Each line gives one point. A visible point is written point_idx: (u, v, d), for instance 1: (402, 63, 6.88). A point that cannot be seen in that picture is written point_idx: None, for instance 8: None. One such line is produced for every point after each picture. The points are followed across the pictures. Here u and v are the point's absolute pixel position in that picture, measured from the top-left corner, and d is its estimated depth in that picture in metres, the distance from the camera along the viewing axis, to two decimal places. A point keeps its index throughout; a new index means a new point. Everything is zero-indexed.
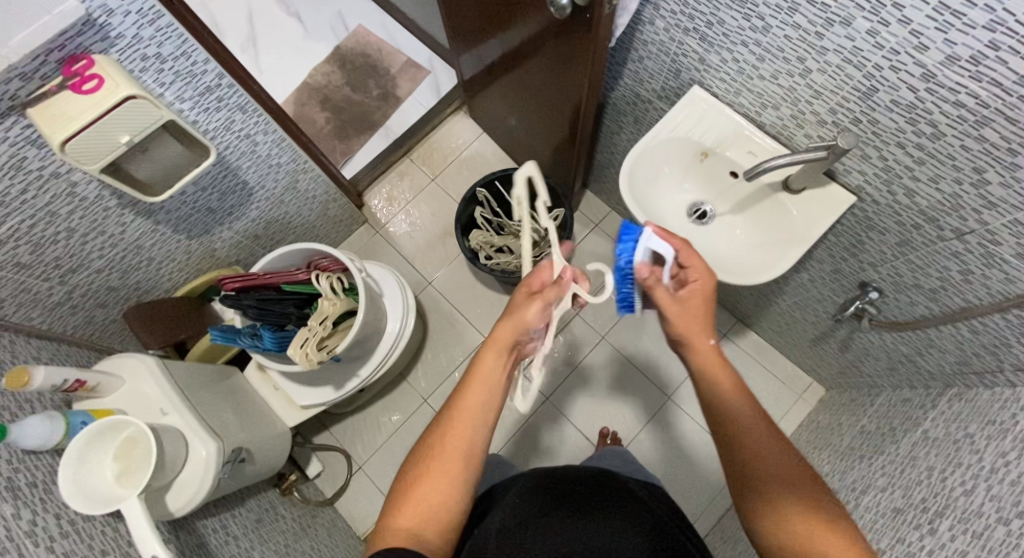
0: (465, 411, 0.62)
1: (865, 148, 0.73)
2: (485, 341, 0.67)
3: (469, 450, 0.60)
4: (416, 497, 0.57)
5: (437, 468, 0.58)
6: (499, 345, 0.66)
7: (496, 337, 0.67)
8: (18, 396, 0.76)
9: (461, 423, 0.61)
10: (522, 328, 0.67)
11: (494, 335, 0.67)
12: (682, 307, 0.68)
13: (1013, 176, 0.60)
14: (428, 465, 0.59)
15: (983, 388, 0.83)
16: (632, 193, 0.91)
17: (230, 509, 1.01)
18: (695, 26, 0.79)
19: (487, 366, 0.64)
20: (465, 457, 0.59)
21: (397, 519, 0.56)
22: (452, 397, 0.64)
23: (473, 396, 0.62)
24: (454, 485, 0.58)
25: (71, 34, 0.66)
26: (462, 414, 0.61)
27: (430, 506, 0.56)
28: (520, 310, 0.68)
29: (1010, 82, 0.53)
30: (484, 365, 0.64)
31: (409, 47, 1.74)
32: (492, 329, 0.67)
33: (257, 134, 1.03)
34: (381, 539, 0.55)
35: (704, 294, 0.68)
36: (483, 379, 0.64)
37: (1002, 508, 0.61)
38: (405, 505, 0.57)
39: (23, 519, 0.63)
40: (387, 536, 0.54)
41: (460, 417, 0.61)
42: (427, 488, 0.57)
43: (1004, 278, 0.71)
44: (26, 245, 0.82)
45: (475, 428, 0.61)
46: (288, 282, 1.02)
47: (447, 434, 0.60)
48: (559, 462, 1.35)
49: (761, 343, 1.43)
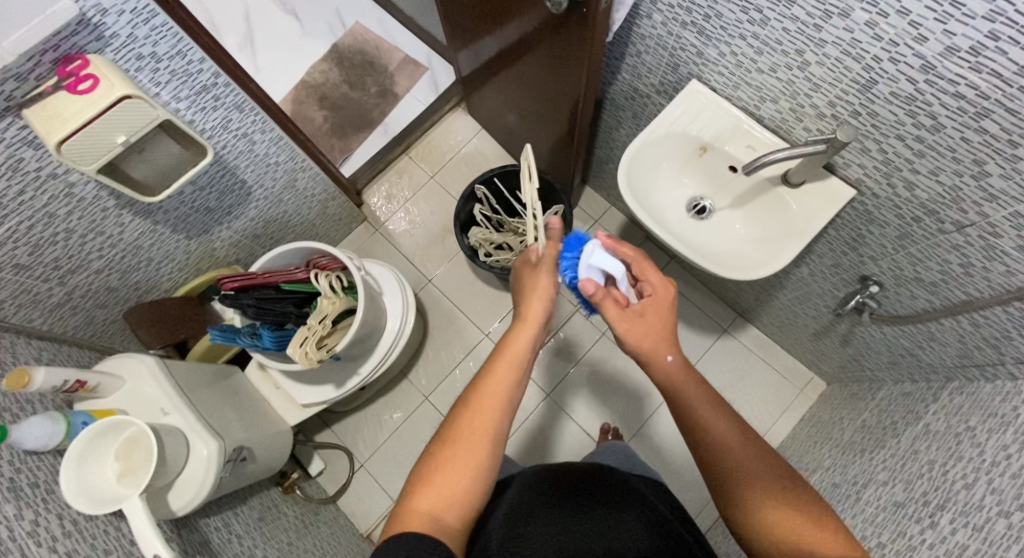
0: (494, 392, 0.60)
1: (865, 141, 0.73)
2: (514, 320, 0.66)
3: (496, 437, 0.59)
4: (443, 481, 0.55)
5: (465, 452, 0.57)
6: (530, 326, 0.65)
7: (526, 318, 0.66)
8: (18, 397, 0.76)
9: (489, 405, 0.59)
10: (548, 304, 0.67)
11: (524, 314, 0.66)
12: (639, 321, 0.65)
13: (1014, 167, 0.60)
14: (456, 448, 0.57)
15: (984, 381, 0.83)
16: (630, 188, 0.90)
17: (233, 508, 1.01)
18: (692, 19, 0.78)
19: (517, 344, 0.63)
20: (492, 442, 0.58)
21: (420, 502, 0.54)
22: (478, 374, 0.63)
23: (502, 377, 0.61)
24: (480, 471, 0.57)
25: (66, 34, 0.66)
26: (491, 396, 0.60)
27: (458, 491, 0.55)
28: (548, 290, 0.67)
29: (1010, 73, 0.53)
30: (514, 344, 0.63)
31: (407, 44, 1.73)
32: (522, 308, 0.67)
33: (254, 133, 1.03)
34: (402, 518, 0.53)
35: (660, 309, 0.66)
36: (513, 359, 0.62)
37: (1003, 501, 0.60)
38: (430, 489, 0.55)
39: (25, 519, 0.63)
40: (412, 519, 0.53)
41: (489, 398, 0.60)
42: (454, 472, 0.56)
43: (1005, 271, 0.71)
44: (25, 246, 0.82)
45: (504, 412, 0.60)
46: (288, 281, 1.02)
47: (475, 416, 0.59)
48: (560, 458, 1.35)
49: (762, 338, 1.42)
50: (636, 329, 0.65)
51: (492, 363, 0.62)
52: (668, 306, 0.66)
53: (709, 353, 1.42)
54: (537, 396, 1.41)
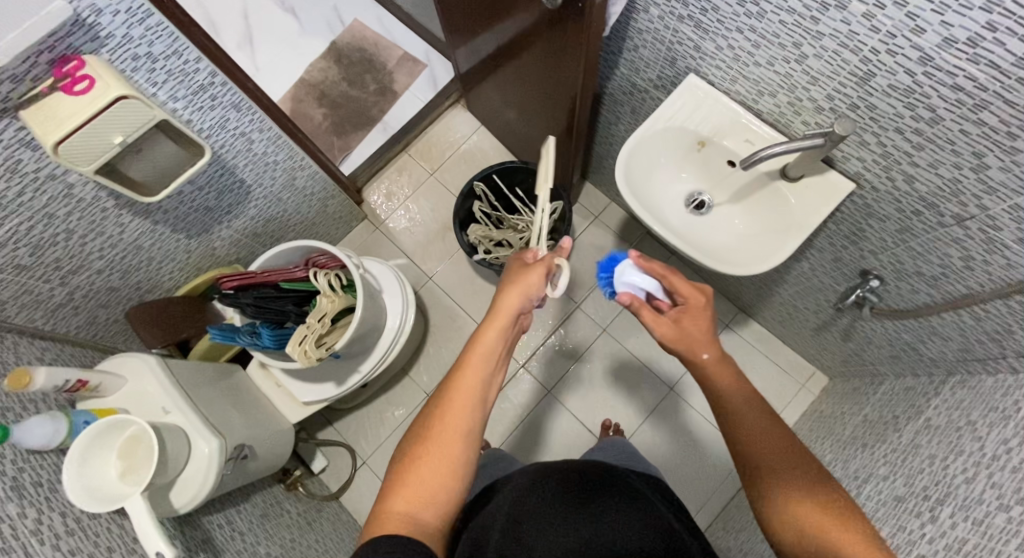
0: (465, 389, 0.61)
1: (863, 134, 0.72)
2: (486, 314, 0.66)
3: (469, 431, 0.60)
4: (417, 480, 0.56)
5: (437, 451, 0.58)
6: (501, 319, 0.65)
7: (497, 311, 0.65)
8: (22, 396, 0.77)
9: (462, 401, 0.60)
10: (524, 299, 0.66)
11: (495, 309, 0.66)
12: (676, 328, 0.65)
13: (1013, 159, 0.59)
14: (427, 446, 0.58)
15: (985, 375, 0.82)
16: (628, 184, 0.90)
17: (236, 505, 1.02)
18: (689, 13, 0.78)
19: (488, 339, 0.64)
20: (463, 438, 0.59)
21: (394, 502, 0.55)
22: (450, 369, 0.63)
23: (474, 372, 0.62)
24: (455, 466, 0.58)
25: (61, 35, 0.66)
26: (460, 393, 0.60)
27: (432, 489, 0.56)
28: (521, 283, 0.67)
29: (1008, 63, 0.52)
30: (484, 340, 0.63)
31: (405, 41, 1.73)
32: (495, 301, 0.66)
33: (252, 132, 1.04)
34: (381, 520, 0.54)
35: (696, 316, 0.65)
36: (482, 355, 0.63)
37: (1003, 495, 0.60)
38: (404, 488, 0.56)
39: (28, 517, 0.64)
40: (387, 520, 0.54)
41: (463, 394, 0.60)
42: (426, 470, 0.57)
43: (1005, 264, 0.70)
44: (26, 247, 0.82)
45: (476, 407, 0.61)
46: (287, 279, 1.02)
47: (446, 413, 0.60)
48: (560, 454, 1.35)
49: (763, 333, 1.42)
50: (674, 336, 0.65)
51: (462, 360, 0.63)
52: (703, 311, 0.65)
53: None
54: (537, 392, 1.41)
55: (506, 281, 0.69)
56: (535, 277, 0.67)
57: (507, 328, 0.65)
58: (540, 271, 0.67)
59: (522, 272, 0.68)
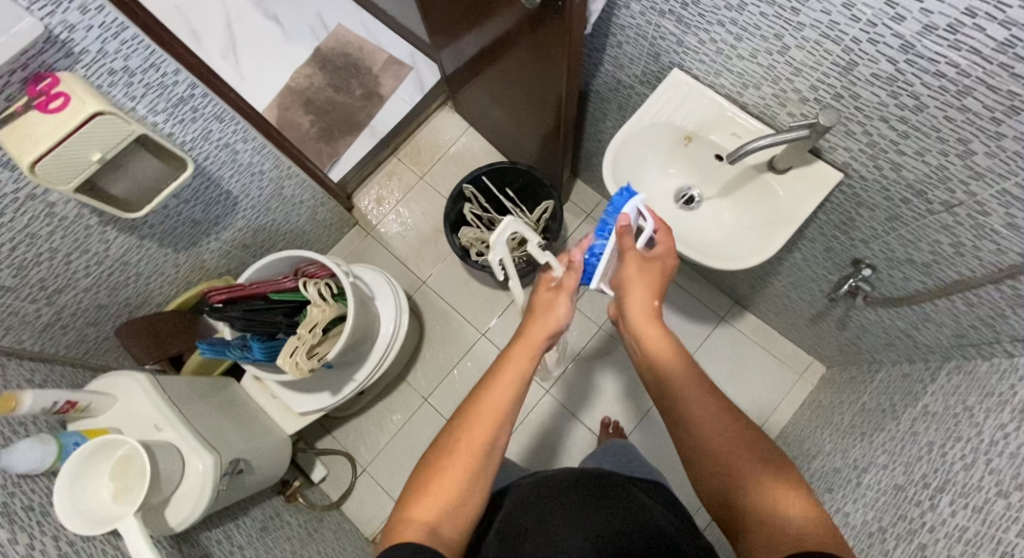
0: (492, 404, 0.60)
1: (848, 125, 0.72)
2: (513, 340, 0.66)
3: (491, 446, 0.58)
4: (437, 490, 0.55)
5: (460, 463, 0.56)
6: (530, 344, 0.65)
7: (525, 336, 0.66)
8: (10, 420, 0.76)
9: (489, 417, 0.59)
10: (553, 327, 0.67)
11: (524, 334, 0.66)
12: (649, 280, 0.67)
13: (998, 145, 0.59)
14: (451, 458, 0.57)
15: (980, 360, 0.82)
16: (616, 183, 0.90)
17: (235, 519, 1.01)
18: (670, 8, 0.77)
19: (516, 366, 0.63)
20: (485, 451, 0.58)
21: (414, 511, 0.54)
22: (477, 386, 0.62)
23: (503, 391, 0.61)
24: (474, 479, 0.56)
25: (33, 53, 0.65)
26: (490, 406, 0.60)
27: (452, 502, 0.54)
28: (551, 308, 0.68)
29: (989, 49, 0.52)
30: (512, 364, 0.63)
31: (390, 44, 1.72)
32: (523, 329, 0.67)
33: (236, 143, 1.03)
34: (396, 531, 0.53)
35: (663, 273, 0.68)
36: (513, 375, 0.62)
37: (1002, 481, 0.60)
38: (426, 496, 0.54)
39: (20, 544, 0.62)
40: (409, 528, 0.52)
41: (491, 411, 0.59)
42: (449, 480, 0.55)
43: (995, 249, 0.70)
44: (9, 268, 0.81)
45: (506, 423, 0.59)
46: (276, 290, 1.02)
47: (472, 426, 0.58)
48: (563, 459, 1.35)
49: (760, 324, 1.42)
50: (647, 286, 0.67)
51: (491, 377, 0.62)
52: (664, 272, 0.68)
53: (706, 343, 1.41)
54: (538, 393, 1.41)
55: (533, 309, 0.69)
56: (562, 299, 0.69)
57: (534, 355, 0.65)
58: (563, 299, 0.68)
59: (551, 295, 0.70)
